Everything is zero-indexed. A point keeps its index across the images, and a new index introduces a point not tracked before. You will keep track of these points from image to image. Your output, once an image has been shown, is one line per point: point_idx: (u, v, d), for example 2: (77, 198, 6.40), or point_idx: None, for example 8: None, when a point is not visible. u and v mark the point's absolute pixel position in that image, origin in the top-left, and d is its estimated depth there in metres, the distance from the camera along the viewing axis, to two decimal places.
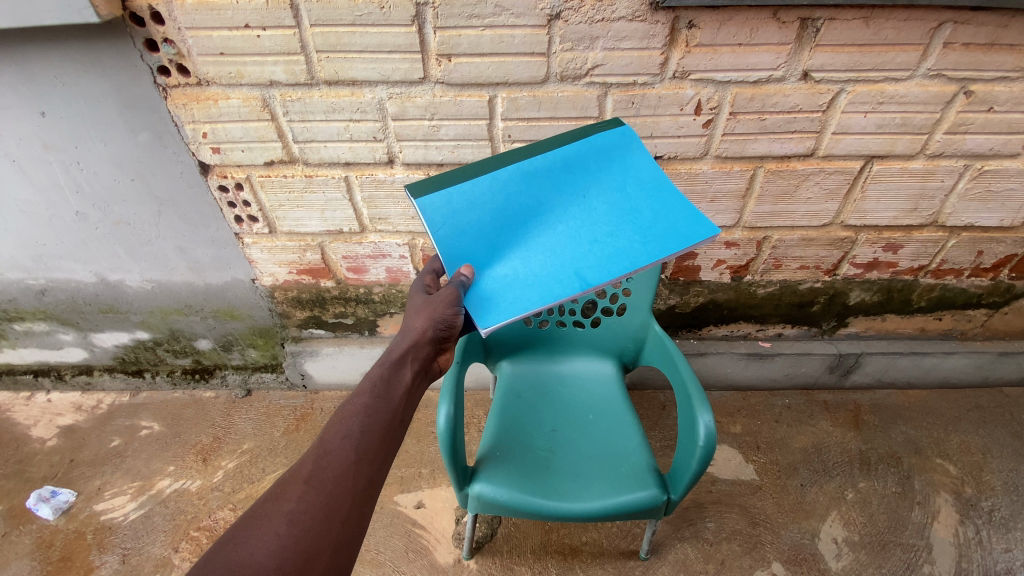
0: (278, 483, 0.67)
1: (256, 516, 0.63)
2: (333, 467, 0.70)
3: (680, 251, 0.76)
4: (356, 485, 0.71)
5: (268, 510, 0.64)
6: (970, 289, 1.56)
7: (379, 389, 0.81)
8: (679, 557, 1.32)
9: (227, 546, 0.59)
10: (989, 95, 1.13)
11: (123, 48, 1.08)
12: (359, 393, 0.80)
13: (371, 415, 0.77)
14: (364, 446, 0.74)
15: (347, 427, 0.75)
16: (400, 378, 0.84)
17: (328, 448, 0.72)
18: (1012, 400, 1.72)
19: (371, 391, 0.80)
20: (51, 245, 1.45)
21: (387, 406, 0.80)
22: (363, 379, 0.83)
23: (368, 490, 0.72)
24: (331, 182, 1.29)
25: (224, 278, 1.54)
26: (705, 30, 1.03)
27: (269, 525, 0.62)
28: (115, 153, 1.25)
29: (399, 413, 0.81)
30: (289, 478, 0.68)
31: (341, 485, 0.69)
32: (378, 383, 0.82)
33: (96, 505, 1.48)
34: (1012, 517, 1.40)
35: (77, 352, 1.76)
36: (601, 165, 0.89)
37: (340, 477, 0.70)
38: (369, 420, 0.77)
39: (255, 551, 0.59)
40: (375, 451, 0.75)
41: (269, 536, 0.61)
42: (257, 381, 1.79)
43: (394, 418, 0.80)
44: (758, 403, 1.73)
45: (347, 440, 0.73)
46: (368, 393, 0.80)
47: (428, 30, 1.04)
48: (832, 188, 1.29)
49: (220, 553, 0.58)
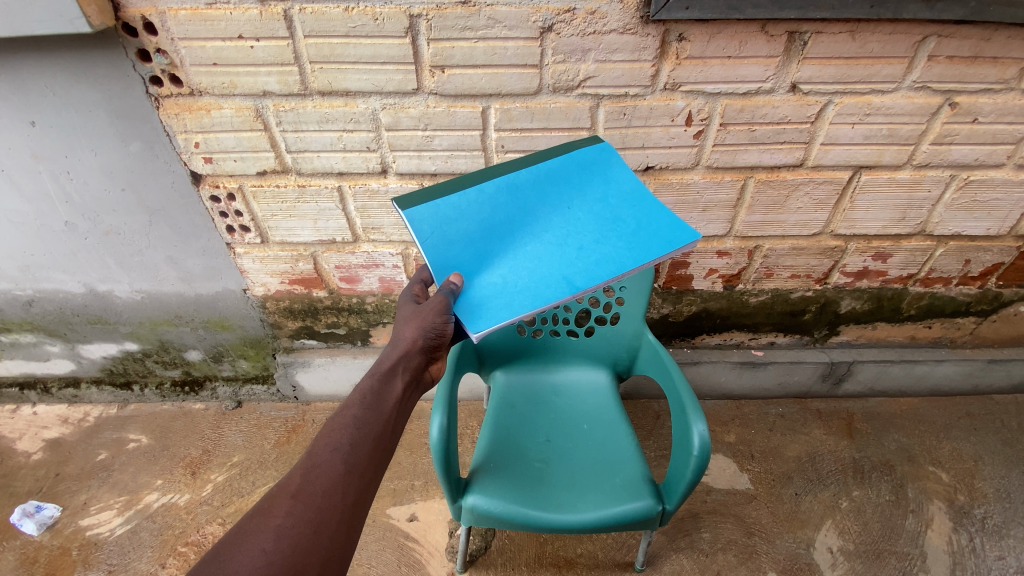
0: (267, 497, 0.66)
1: (243, 532, 0.62)
2: (322, 481, 0.69)
3: (665, 254, 0.77)
4: (345, 498, 0.70)
5: (255, 525, 0.63)
6: (959, 297, 1.58)
7: (370, 400, 0.80)
8: (675, 568, 1.32)
9: (212, 563, 0.58)
10: (973, 107, 1.15)
11: (114, 58, 1.08)
12: (349, 404, 0.79)
13: (361, 427, 0.77)
14: (353, 459, 0.73)
15: (337, 439, 0.74)
16: (392, 387, 0.83)
17: (317, 461, 0.71)
18: (1002, 408, 1.73)
19: (362, 401, 0.80)
20: (39, 255, 1.43)
21: (378, 418, 0.79)
22: (354, 390, 0.82)
23: (358, 503, 0.71)
24: (324, 193, 1.29)
25: (215, 289, 1.53)
26: (695, 43, 1.05)
27: (255, 540, 0.61)
28: (106, 163, 1.25)
29: (389, 425, 0.80)
30: (278, 493, 0.67)
31: (330, 498, 0.68)
32: (368, 395, 0.81)
33: (81, 521, 1.44)
34: (1004, 525, 1.40)
35: (65, 363, 1.74)
36: (583, 178, 0.90)
37: (329, 490, 0.69)
38: (359, 432, 0.76)
39: (240, 567, 0.58)
40: (366, 463, 0.74)
41: (254, 552, 0.60)
42: (248, 393, 1.77)
43: (385, 429, 0.79)
44: (751, 412, 1.73)
45: (337, 453, 0.73)
46: (358, 405, 0.79)
47: (422, 42, 1.04)
48: (822, 198, 1.31)
49: (206, 569, 0.57)
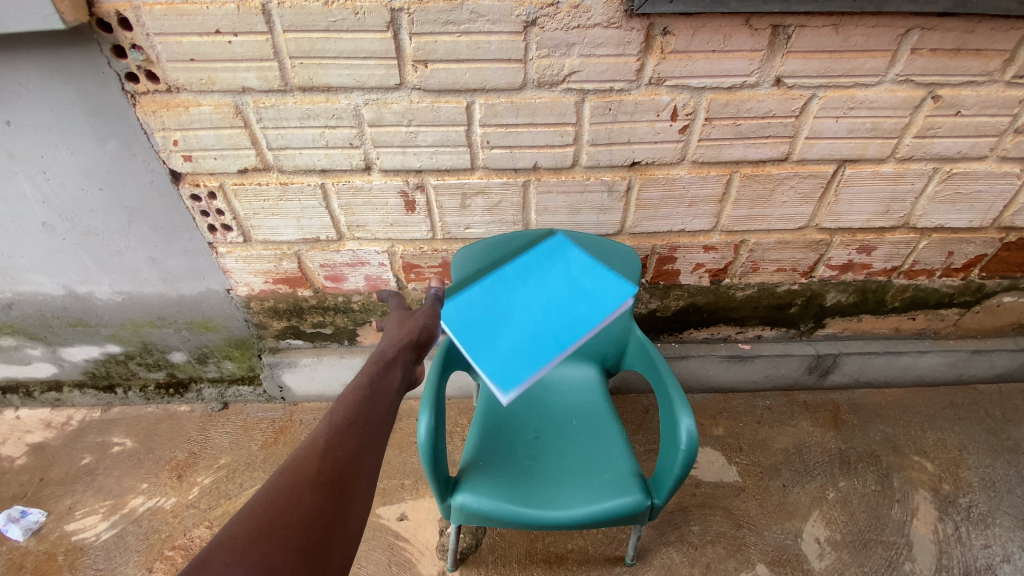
0: (292, 459, 0.70)
1: (274, 487, 0.64)
2: (344, 447, 0.73)
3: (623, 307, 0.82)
4: (365, 465, 0.74)
5: (288, 483, 0.66)
6: (942, 289, 1.60)
7: (377, 381, 0.88)
8: (665, 561, 1.32)
9: (250, 513, 0.60)
10: (956, 100, 1.16)
11: (88, 54, 1.05)
12: (357, 386, 0.86)
13: (374, 402, 0.83)
14: (368, 431, 0.78)
15: (352, 413, 0.79)
16: (394, 373, 0.91)
17: (337, 430, 0.75)
18: (985, 398, 1.76)
19: (369, 384, 0.87)
20: (17, 257, 1.40)
21: (386, 397, 0.86)
22: (359, 374, 0.88)
23: (374, 473, 0.75)
24: (307, 190, 1.27)
25: (198, 289, 1.50)
26: (680, 37, 1.04)
27: (290, 494, 0.64)
28: (83, 162, 1.22)
29: (393, 407, 0.87)
30: (304, 454, 0.71)
31: (352, 463, 0.72)
32: (374, 377, 0.89)
33: (66, 526, 1.42)
34: (989, 513, 1.42)
35: (46, 367, 1.70)
36: (548, 262, 0.94)
37: (350, 456, 0.73)
38: (371, 409, 0.82)
39: (279, 516, 0.60)
40: (379, 437, 0.79)
41: (291, 503, 0.63)
42: (234, 394, 1.75)
43: (392, 407, 0.86)
44: (739, 404, 1.74)
45: (354, 425, 0.77)
46: (367, 385, 0.87)
47: (403, 36, 1.03)
48: (807, 192, 1.31)
49: (246, 517, 0.59)
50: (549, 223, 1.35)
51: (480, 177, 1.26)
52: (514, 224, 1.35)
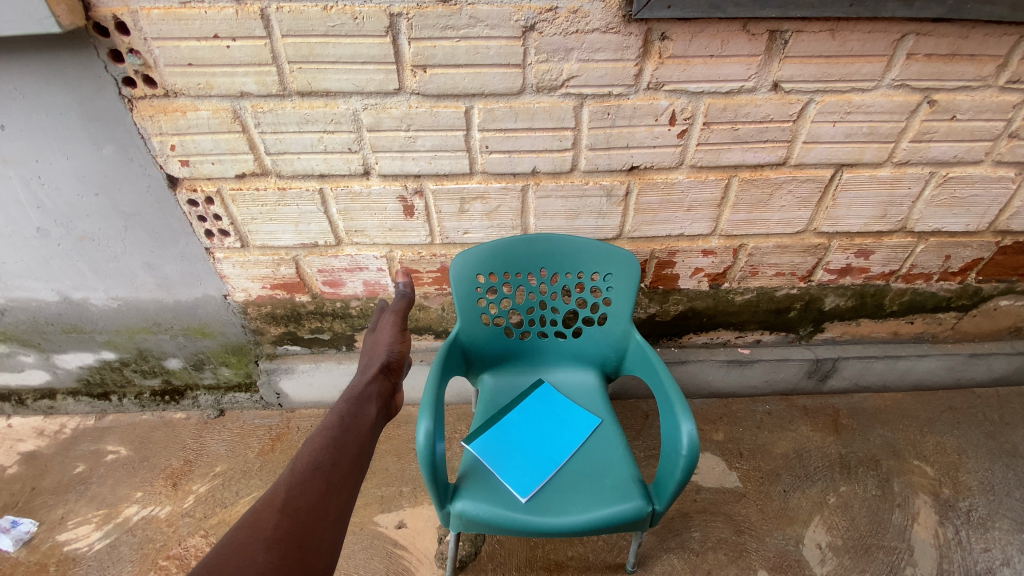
0: (253, 511, 0.74)
1: (233, 546, 0.67)
2: (306, 497, 0.78)
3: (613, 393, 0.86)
4: (328, 514, 0.78)
5: (246, 538, 0.69)
6: (940, 293, 1.60)
7: (348, 421, 0.96)
8: (666, 568, 1.30)
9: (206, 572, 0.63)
10: (951, 104, 1.16)
11: (84, 58, 1.05)
12: (327, 430, 0.92)
13: (341, 448, 0.89)
14: (333, 478, 0.83)
15: (318, 458, 0.85)
16: (363, 408, 1.02)
17: (302, 477, 0.81)
18: (984, 401, 1.76)
19: (341, 422, 0.95)
20: (10, 263, 1.39)
21: (357, 437, 0.94)
22: (331, 414, 0.98)
23: (339, 520, 0.79)
24: (305, 195, 1.27)
25: (194, 295, 1.49)
26: (678, 42, 1.05)
27: (247, 552, 0.67)
28: (78, 166, 1.21)
29: (363, 444, 0.94)
30: (264, 508, 0.74)
31: (314, 513, 0.77)
32: (346, 417, 0.97)
33: (59, 536, 1.38)
34: (989, 517, 1.41)
35: (40, 374, 1.69)
36: None
37: (313, 506, 0.77)
38: (338, 453, 0.88)
39: None
40: (345, 481, 0.84)
41: (247, 563, 0.65)
42: (230, 401, 1.74)
43: (361, 448, 0.92)
44: (739, 409, 1.74)
45: (318, 472, 0.83)
46: (337, 426, 0.94)
47: (402, 41, 1.03)
48: (805, 197, 1.32)
49: None
50: (548, 228, 1.35)
51: (479, 182, 1.26)
52: (513, 229, 1.35)
